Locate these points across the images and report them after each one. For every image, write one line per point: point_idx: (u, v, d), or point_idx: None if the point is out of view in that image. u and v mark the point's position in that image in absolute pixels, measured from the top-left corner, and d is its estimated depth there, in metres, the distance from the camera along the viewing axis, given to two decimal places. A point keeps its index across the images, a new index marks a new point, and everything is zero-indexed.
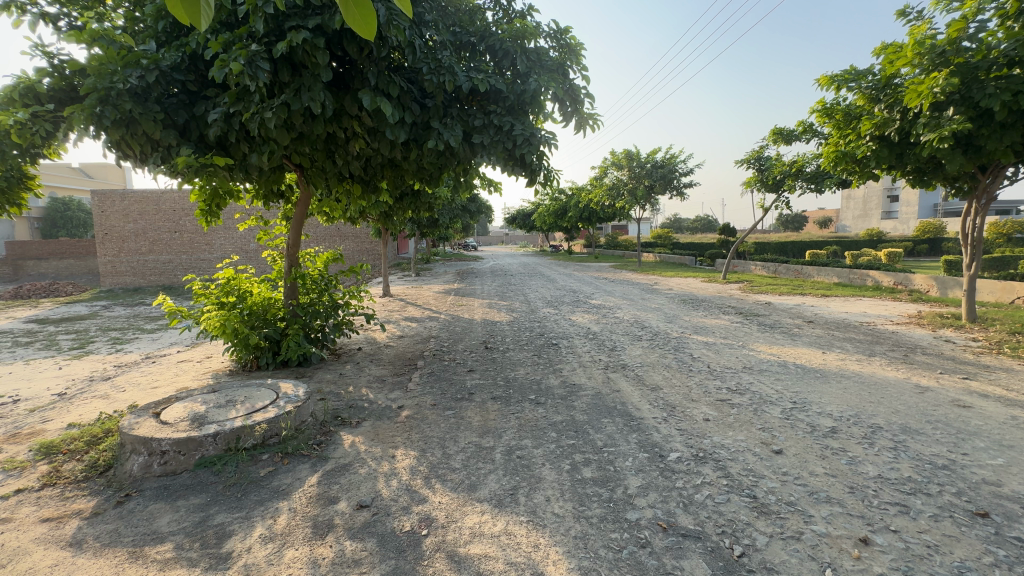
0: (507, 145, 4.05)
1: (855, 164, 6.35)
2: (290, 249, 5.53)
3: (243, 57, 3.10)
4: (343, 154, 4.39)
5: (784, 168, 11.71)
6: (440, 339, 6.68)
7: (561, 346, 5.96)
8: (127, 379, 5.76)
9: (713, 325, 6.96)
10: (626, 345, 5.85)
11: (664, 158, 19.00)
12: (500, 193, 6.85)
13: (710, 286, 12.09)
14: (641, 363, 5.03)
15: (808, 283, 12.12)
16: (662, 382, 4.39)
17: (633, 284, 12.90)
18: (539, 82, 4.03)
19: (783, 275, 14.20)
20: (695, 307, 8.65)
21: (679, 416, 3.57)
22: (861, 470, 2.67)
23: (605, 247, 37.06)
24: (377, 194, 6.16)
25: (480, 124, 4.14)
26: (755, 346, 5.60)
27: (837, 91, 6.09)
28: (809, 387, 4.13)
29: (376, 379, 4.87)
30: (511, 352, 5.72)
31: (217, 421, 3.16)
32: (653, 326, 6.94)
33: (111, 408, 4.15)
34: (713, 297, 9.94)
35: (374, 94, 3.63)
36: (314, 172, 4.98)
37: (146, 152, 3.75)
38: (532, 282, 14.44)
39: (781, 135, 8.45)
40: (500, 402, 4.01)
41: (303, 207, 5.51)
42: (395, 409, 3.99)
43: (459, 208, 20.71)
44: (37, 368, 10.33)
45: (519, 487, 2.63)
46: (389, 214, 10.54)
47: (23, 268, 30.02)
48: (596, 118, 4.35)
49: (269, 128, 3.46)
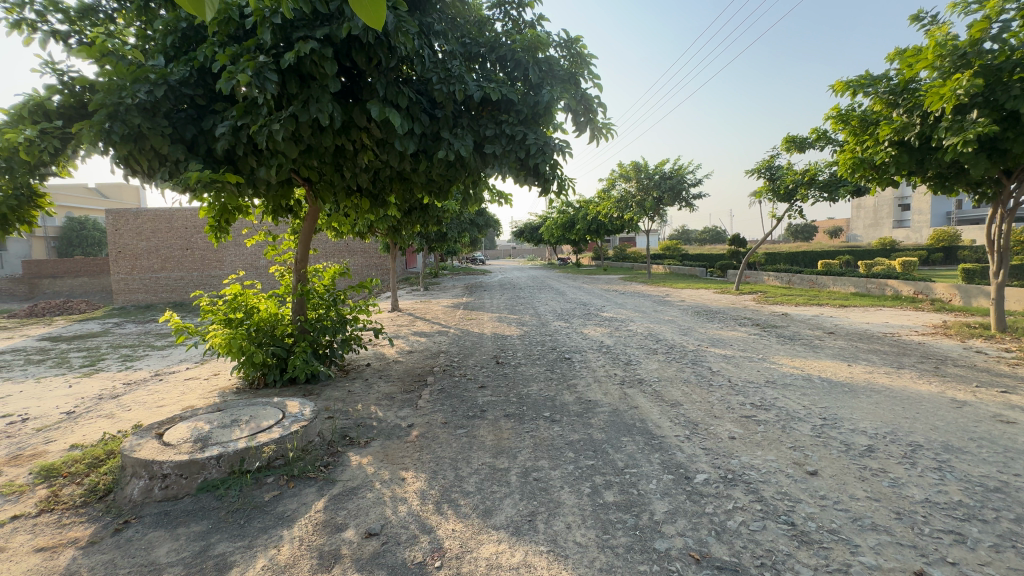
0: (520, 155, 3.96)
1: (873, 171, 6.21)
2: (298, 264, 5.48)
3: (251, 69, 3.05)
4: (352, 167, 4.35)
5: (796, 177, 11.56)
6: (450, 354, 6.55)
7: (574, 360, 5.79)
8: (133, 398, 5.68)
9: (730, 337, 6.77)
10: (642, 358, 5.67)
11: (672, 169, 18.92)
12: (510, 206, 6.78)
13: (724, 297, 11.88)
14: (659, 377, 4.85)
15: (824, 293, 11.85)
16: (682, 398, 4.21)
17: (644, 296, 12.72)
18: (551, 92, 3.95)
19: (798, 286, 13.93)
20: (709, 319, 8.45)
21: (703, 434, 3.39)
22: (906, 493, 2.47)
23: (614, 259, 36.92)
24: (385, 208, 6.12)
25: (492, 134, 4.05)
26: (777, 358, 5.40)
27: (853, 97, 5.96)
28: (838, 402, 3.92)
29: (385, 396, 4.73)
30: (523, 367, 5.56)
31: (220, 442, 3.04)
32: (668, 339, 6.76)
33: (114, 428, 4.05)
34: (727, 309, 9.73)
35: (383, 105, 3.58)
36: (323, 185, 4.94)
37: (154, 167, 3.70)
38: (542, 295, 14.30)
39: (794, 143, 8.29)
40: (514, 420, 3.86)
41: (311, 222, 5.47)
42: (405, 427, 3.84)
43: (467, 221, 20.74)
44: (48, 386, 10.34)
45: (538, 512, 2.47)
46: (398, 228, 10.54)
47: (40, 286, 30.61)
48: (610, 128, 4.25)
49: (276, 140, 3.40)
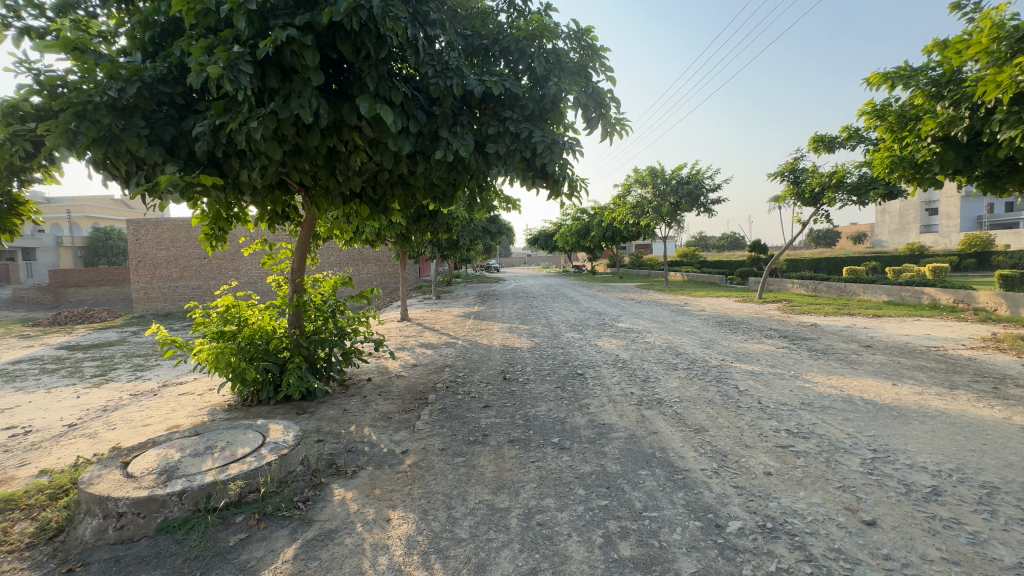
0: (526, 154, 3.61)
1: (913, 170, 5.69)
2: (294, 274, 5.22)
3: (223, 60, 2.76)
4: (346, 170, 4.05)
5: (823, 180, 11.01)
6: (456, 368, 6.18)
7: (587, 376, 5.38)
8: (124, 413, 5.43)
9: (756, 351, 6.27)
10: (661, 375, 5.23)
11: (690, 174, 18.42)
12: (518, 211, 6.44)
13: (746, 306, 11.31)
14: (680, 398, 4.41)
15: (854, 302, 11.20)
16: (707, 423, 3.77)
17: (662, 305, 12.21)
18: (559, 84, 3.59)
19: (824, 294, 13.27)
20: (733, 330, 7.95)
21: (734, 468, 2.96)
22: (993, 555, 2.02)
23: (630, 267, 36.27)
24: (387, 214, 5.82)
25: (495, 132, 3.72)
26: (811, 376, 4.90)
27: (890, 89, 5.48)
28: (888, 429, 3.44)
29: (381, 416, 4.39)
30: (532, 384, 5.16)
31: (186, 475, 2.72)
32: (689, 353, 6.30)
33: (90, 451, 3.77)
34: (751, 319, 9.20)
35: (373, 100, 3.28)
36: (320, 190, 4.67)
37: (130, 171, 3.44)
38: (556, 304, 13.90)
39: (822, 143, 7.73)
40: (519, 447, 3.47)
41: (308, 230, 5.20)
42: (398, 454, 3.49)
43: (480, 229, 20.46)
44: (57, 396, 10.26)
45: (540, 570, 2.08)
46: (407, 235, 10.29)
47: (65, 295, 31.32)
48: (624, 124, 3.88)
49: (257, 139, 3.12)
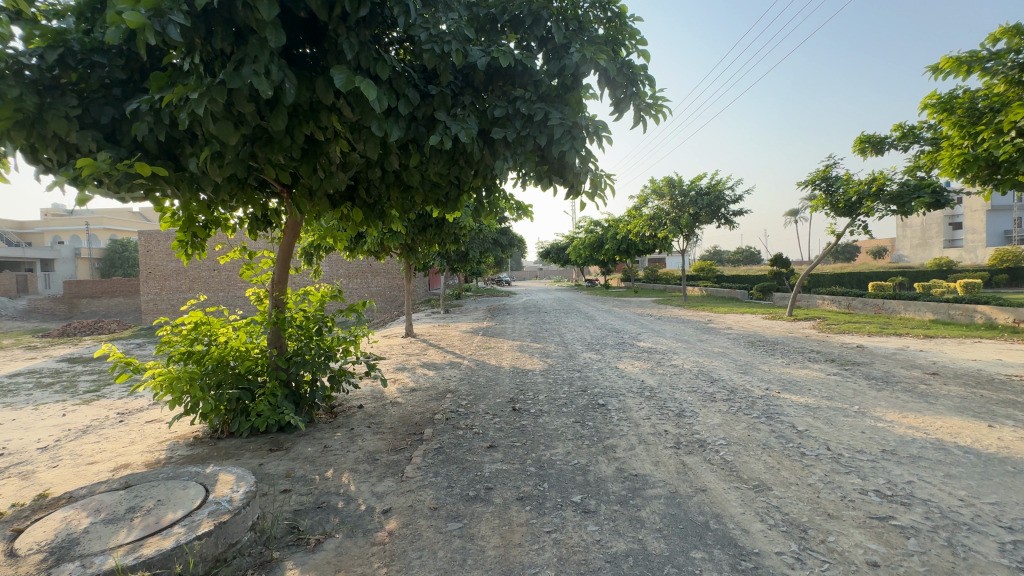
0: (540, 140, 2.94)
1: (991, 170, 4.91)
2: (276, 284, 4.60)
3: (150, 9, 2.15)
4: (327, 163, 3.43)
5: (862, 188, 10.20)
6: (459, 394, 5.46)
7: (610, 407, 4.62)
8: (80, 443, 4.77)
9: (804, 378, 5.45)
10: (698, 407, 4.45)
11: (709, 184, 17.72)
12: (531, 218, 5.76)
13: (777, 324, 10.44)
14: (726, 440, 3.63)
15: (897, 320, 10.27)
16: (768, 477, 2.99)
17: (685, 322, 11.38)
18: (582, 54, 2.92)
19: (860, 311, 12.33)
20: (770, 352, 7.12)
21: (823, 554, 2.18)
22: None
23: (645, 281, 35.35)
24: (384, 219, 5.18)
25: (503, 115, 3.06)
26: (882, 413, 4.08)
27: (965, 76, 4.74)
28: (1013, 494, 2.63)
29: (366, 457, 3.68)
30: (545, 416, 4.42)
31: (83, 555, 2.02)
32: (725, 379, 5.50)
33: (8, 501, 3.10)
34: (787, 339, 8.35)
35: (351, 72, 2.65)
36: (303, 189, 4.05)
37: (60, 161, 2.85)
38: (569, 319, 13.15)
39: (868, 143, 6.83)
40: (530, 509, 2.73)
41: (292, 235, 4.57)
42: (378, 515, 2.77)
43: (490, 241, 19.85)
44: (44, 413, 9.70)
45: None
46: (412, 244, 9.67)
47: (78, 306, 31.36)
48: (659, 107, 3.20)
49: (204, 116, 2.51)
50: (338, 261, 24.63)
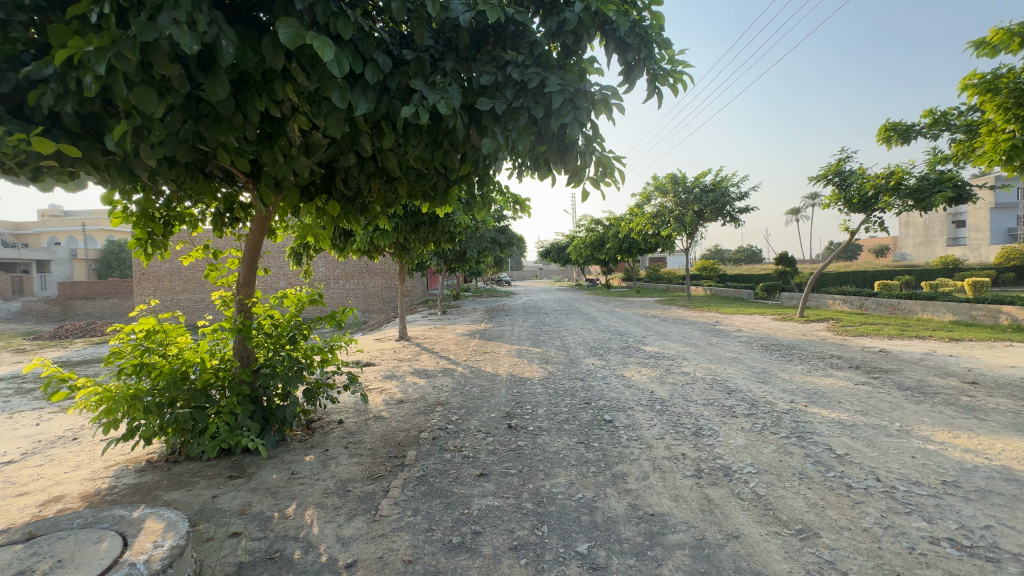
0: (536, 112, 2.44)
1: None
2: (242, 286, 4.11)
3: None
4: (287, 145, 2.92)
5: (879, 182, 9.70)
6: (450, 407, 4.96)
7: (618, 423, 4.12)
8: (23, 464, 4.24)
9: (830, 388, 4.95)
10: (718, 425, 3.95)
11: (714, 181, 17.23)
12: (529, 213, 5.24)
13: (789, 326, 9.94)
14: (755, 467, 3.11)
15: (915, 321, 9.76)
16: (813, 520, 2.48)
17: (692, 323, 10.86)
18: (586, 6, 2.41)
19: (873, 311, 11.82)
20: (787, 358, 6.61)
21: None
22: None
23: (647, 280, 34.83)
24: (365, 214, 4.66)
25: (492, 83, 2.55)
26: (929, 433, 3.56)
27: (1015, 51, 4.26)
28: None
29: (337, 488, 3.17)
30: (545, 435, 3.91)
31: None
32: (743, 389, 4.99)
33: None
34: (803, 343, 7.84)
35: (301, 26, 2.15)
36: (267, 179, 3.56)
37: None
38: (571, 321, 12.67)
39: (894, 132, 6.31)
40: (527, 564, 2.21)
41: (259, 232, 4.07)
42: (339, 570, 2.26)
43: (489, 240, 19.35)
44: (18, 421, 9.21)
45: None
46: (405, 241, 9.15)
47: (72, 307, 30.87)
48: (678, 74, 2.67)
49: (116, 78, 2.02)
50: (334, 261, 24.11)
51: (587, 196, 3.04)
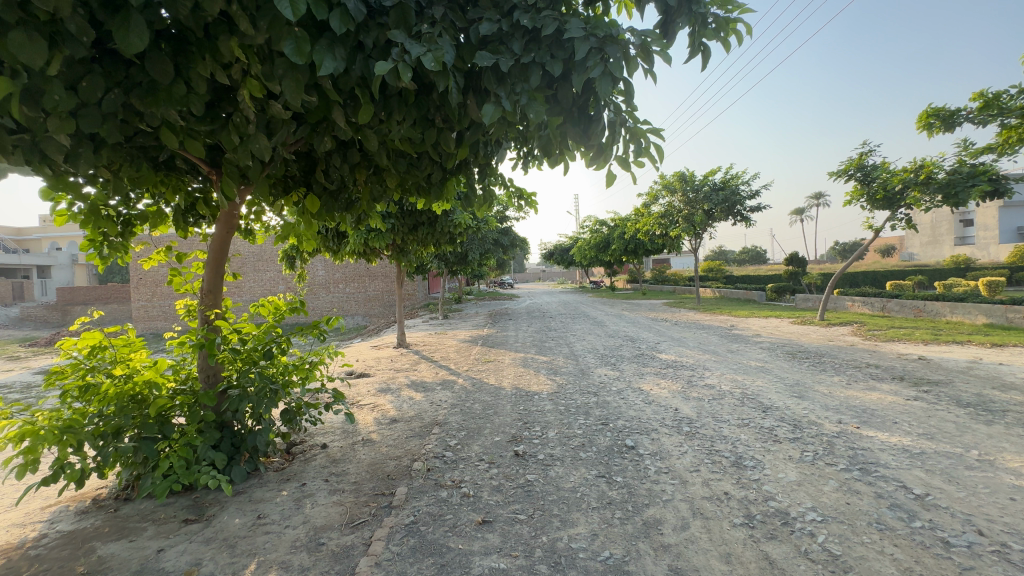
0: (553, 68, 1.91)
1: None
2: (206, 294, 3.55)
3: None
4: (243, 120, 2.38)
5: (907, 176, 9.11)
6: (448, 428, 4.40)
7: (642, 450, 3.55)
8: None
9: (879, 405, 4.36)
10: (760, 453, 3.37)
11: (723, 179, 16.66)
12: (536, 209, 4.67)
13: (810, 331, 9.35)
14: (820, 514, 2.54)
15: (947, 325, 9.14)
16: None
17: (706, 328, 10.28)
18: None
19: (897, 314, 11.21)
20: (819, 367, 6.02)
21: None
22: None
23: (652, 282, 34.17)
24: (350, 208, 4.12)
25: (496, 34, 2.00)
26: (1019, 465, 2.98)
27: None
28: None
29: (309, 540, 2.61)
30: (558, 466, 3.35)
31: None
32: (780, 406, 4.42)
33: None
34: (832, 350, 7.24)
35: None
36: (228, 166, 3.00)
37: None
38: (577, 326, 12.12)
39: (937, 118, 5.76)
40: None
41: (225, 230, 3.51)
42: None
43: (491, 242, 18.79)
44: None
45: None
46: (403, 240, 8.60)
47: (70, 313, 30.44)
48: (732, 22, 2.11)
49: None
50: (333, 265, 23.59)
51: (613, 180, 2.52)
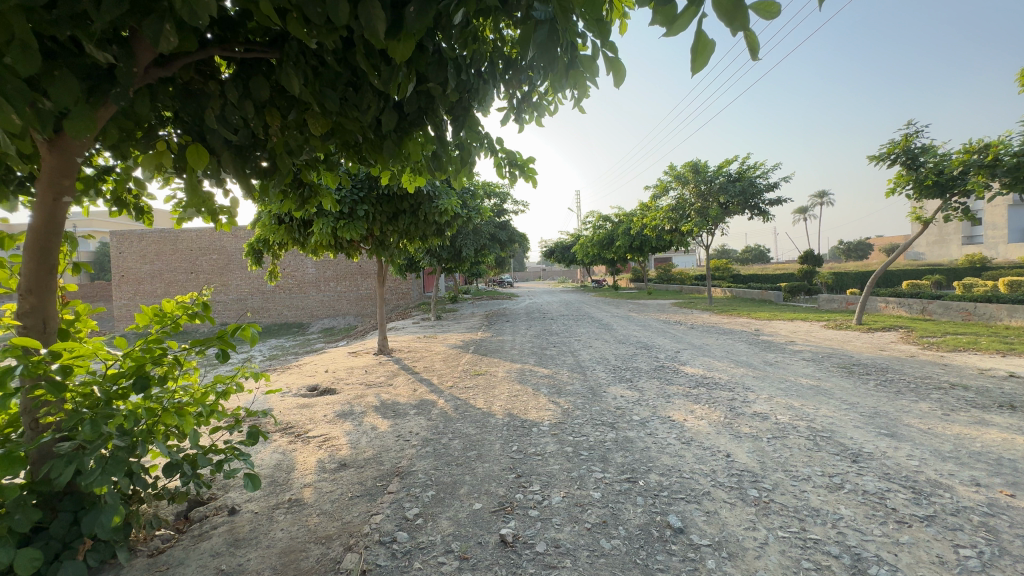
0: None
1: None
2: (21, 296, 2.24)
3: None
4: None
5: (969, 158, 7.86)
6: (412, 480, 3.16)
7: (696, 536, 2.31)
8: None
9: (1017, 452, 3.10)
10: (889, 550, 2.12)
11: (739, 170, 15.43)
12: (535, 185, 3.27)
13: (852, 337, 8.12)
14: None
15: (1012, 331, 7.90)
16: None
17: (730, 333, 9.02)
18: None
19: (942, 316, 9.98)
20: (892, 388, 4.78)
21: None
22: None
23: (657, 281, 32.95)
24: (269, 171, 2.96)
25: None
26: None
27: None
28: None
29: None
30: (570, 569, 2.11)
31: None
32: (875, 454, 3.16)
33: None
34: (893, 363, 5.99)
35: None
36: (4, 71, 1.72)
37: None
38: (582, 329, 10.94)
39: None
40: None
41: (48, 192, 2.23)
42: None
43: (489, 237, 17.58)
44: None
45: None
46: (381, 229, 7.36)
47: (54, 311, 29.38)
48: None
49: None
50: (323, 262, 22.33)
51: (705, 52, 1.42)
